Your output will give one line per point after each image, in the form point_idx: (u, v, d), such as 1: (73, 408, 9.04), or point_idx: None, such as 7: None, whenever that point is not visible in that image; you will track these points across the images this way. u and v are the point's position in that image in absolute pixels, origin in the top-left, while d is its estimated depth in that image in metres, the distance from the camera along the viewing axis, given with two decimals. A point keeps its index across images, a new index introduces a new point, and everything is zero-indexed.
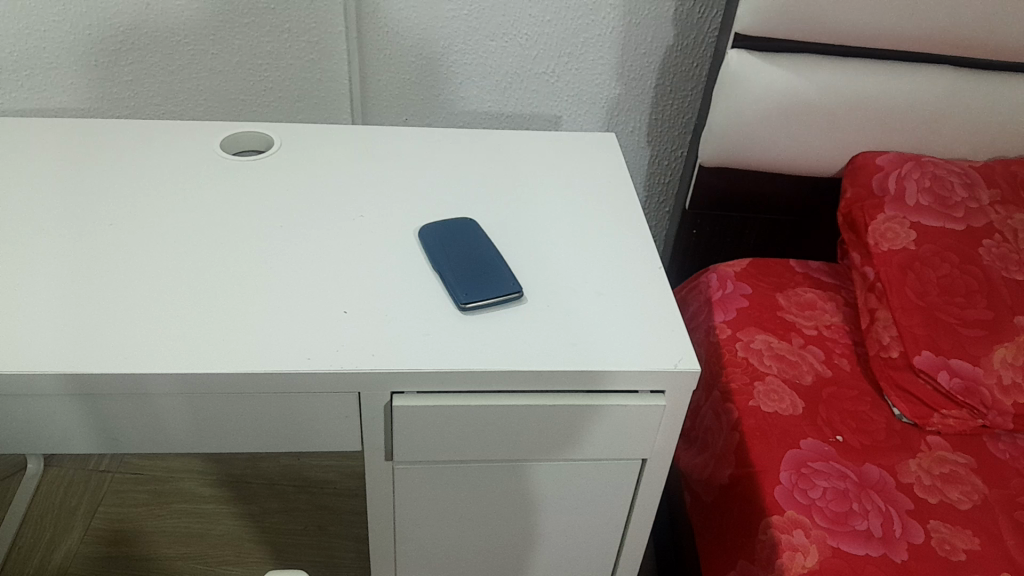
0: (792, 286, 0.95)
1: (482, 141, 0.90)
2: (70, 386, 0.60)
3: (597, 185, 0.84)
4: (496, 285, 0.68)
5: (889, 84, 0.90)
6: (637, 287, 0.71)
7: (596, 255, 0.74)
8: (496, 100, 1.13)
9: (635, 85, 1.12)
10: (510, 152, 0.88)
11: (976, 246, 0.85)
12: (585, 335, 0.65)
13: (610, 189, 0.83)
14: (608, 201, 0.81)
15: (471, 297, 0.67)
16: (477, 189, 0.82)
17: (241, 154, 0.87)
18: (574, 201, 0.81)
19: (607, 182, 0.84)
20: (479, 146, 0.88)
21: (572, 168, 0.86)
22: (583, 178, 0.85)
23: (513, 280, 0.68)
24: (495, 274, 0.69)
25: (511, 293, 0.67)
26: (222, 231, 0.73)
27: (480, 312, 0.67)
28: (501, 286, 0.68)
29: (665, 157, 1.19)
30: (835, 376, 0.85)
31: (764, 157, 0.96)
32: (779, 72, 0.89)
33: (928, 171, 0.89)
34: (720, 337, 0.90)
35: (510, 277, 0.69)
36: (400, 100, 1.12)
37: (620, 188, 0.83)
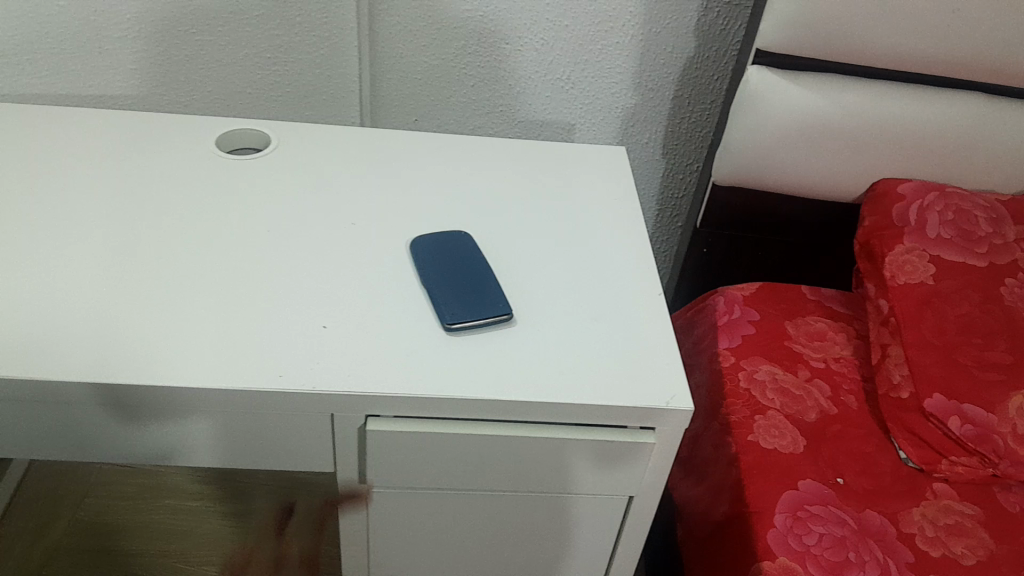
0: (803, 314, 0.92)
1: (487, 149, 0.87)
2: (103, 399, 0.58)
3: (605, 204, 0.80)
4: (484, 307, 0.65)
5: (916, 108, 0.86)
6: (638, 313, 0.67)
7: (597, 277, 0.71)
8: (508, 105, 1.11)
9: (651, 95, 1.08)
10: (513, 163, 0.85)
11: (998, 285, 0.81)
12: (578, 363, 0.62)
13: (613, 208, 0.80)
14: (611, 220, 0.78)
15: (456, 318, 0.64)
16: (476, 201, 0.79)
17: (238, 150, 0.85)
18: (579, 218, 0.78)
19: (613, 201, 0.81)
20: (481, 156, 0.85)
21: (578, 183, 0.83)
22: (591, 195, 0.82)
23: (503, 301, 0.66)
24: (486, 293, 0.66)
25: (499, 315, 0.64)
26: (214, 233, 0.71)
27: (466, 333, 0.64)
28: (488, 307, 0.65)
29: (680, 170, 1.15)
30: (841, 414, 0.81)
31: (780, 180, 0.92)
32: (800, 92, 0.86)
33: (951, 203, 0.85)
34: (724, 365, 0.86)
35: (500, 297, 0.66)
36: (410, 100, 1.10)
37: (627, 209, 0.80)
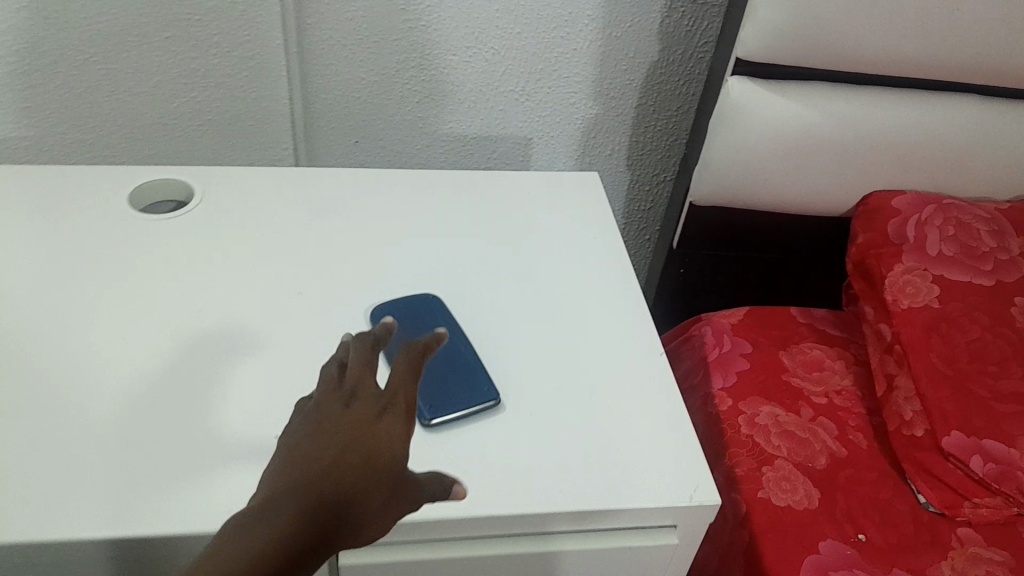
0: (796, 342, 0.85)
1: (445, 182, 0.76)
2: None
3: (584, 242, 0.71)
4: (467, 393, 0.55)
5: (911, 115, 0.79)
6: (639, 383, 0.59)
7: (587, 338, 0.62)
8: (459, 121, 1.01)
9: (614, 104, 1.00)
10: (479, 198, 0.75)
11: (1008, 304, 0.75)
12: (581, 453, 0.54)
13: (596, 246, 0.71)
14: (593, 262, 0.70)
15: (435, 411, 0.54)
16: (440, 251, 0.69)
17: (156, 204, 0.73)
18: (559, 262, 0.69)
19: (594, 237, 0.72)
20: (440, 191, 0.75)
21: (552, 217, 0.74)
22: (567, 231, 0.72)
23: (488, 385, 0.56)
24: (467, 376, 0.56)
25: (485, 402, 0.55)
26: (134, 319, 0.60)
27: (446, 428, 0.54)
28: (471, 394, 0.55)
29: (647, 181, 1.07)
30: (852, 455, 0.75)
31: (764, 197, 0.85)
32: (787, 103, 0.78)
33: (951, 216, 0.79)
34: (721, 409, 0.79)
35: (483, 380, 0.56)
36: (350, 121, 0.99)
37: (612, 247, 0.72)
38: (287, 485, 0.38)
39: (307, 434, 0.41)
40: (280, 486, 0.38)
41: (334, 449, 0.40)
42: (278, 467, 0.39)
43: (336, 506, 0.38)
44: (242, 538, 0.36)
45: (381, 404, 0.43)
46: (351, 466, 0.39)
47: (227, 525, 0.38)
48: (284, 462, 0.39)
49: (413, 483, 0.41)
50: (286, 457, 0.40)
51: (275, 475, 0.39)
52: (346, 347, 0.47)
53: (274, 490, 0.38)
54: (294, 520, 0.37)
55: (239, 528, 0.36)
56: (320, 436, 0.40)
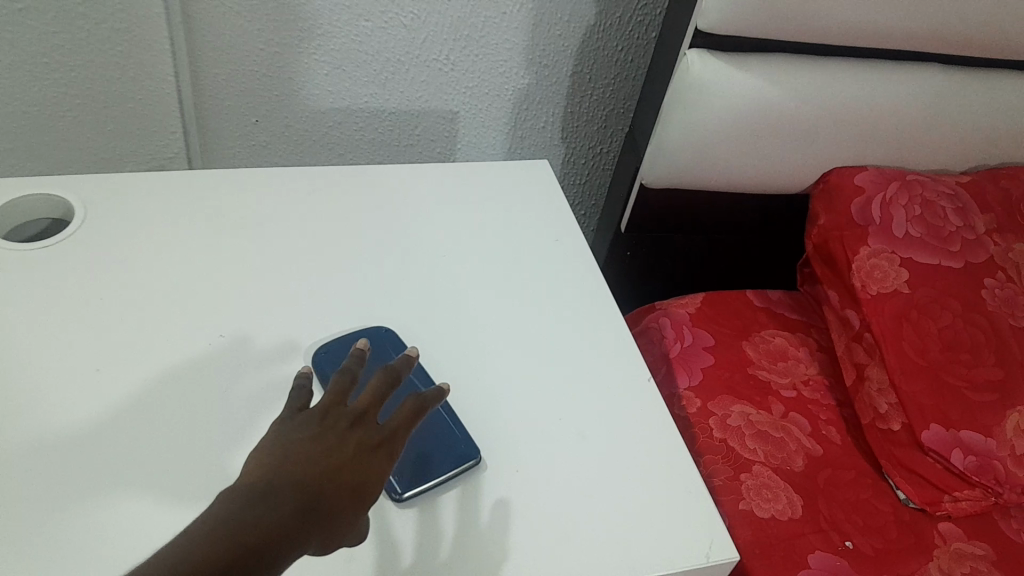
0: (757, 330, 0.81)
1: (375, 198, 0.68)
2: None
3: (536, 262, 0.65)
4: (441, 456, 0.49)
5: (873, 88, 0.74)
6: (619, 424, 0.54)
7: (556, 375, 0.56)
8: (375, 96, 0.89)
9: (547, 73, 0.91)
10: (414, 215, 0.68)
11: (978, 288, 0.73)
12: (570, 515, 0.48)
13: (550, 267, 0.65)
14: (550, 286, 0.64)
15: (406, 482, 0.47)
16: (380, 281, 0.61)
17: (29, 225, 0.61)
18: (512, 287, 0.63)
19: (543, 252, 0.66)
20: (371, 209, 0.67)
21: (496, 232, 0.67)
22: (515, 250, 0.66)
23: (463, 443, 0.50)
24: (438, 435, 0.50)
25: (462, 464, 0.48)
26: (14, 390, 0.50)
27: (421, 499, 0.47)
28: (446, 457, 0.49)
29: (583, 155, 0.99)
30: (827, 454, 0.72)
31: (720, 178, 0.79)
32: (749, 78, 0.72)
33: (916, 194, 0.76)
34: (689, 411, 0.73)
35: (457, 437, 0.50)
36: (248, 99, 0.86)
37: (569, 264, 0.66)
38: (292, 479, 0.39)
39: (308, 438, 0.42)
40: (280, 476, 0.39)
41: (336, 458, 0.41)
42: (277, 459, 0.40)
43: (330, 511, 0.39)
44: (246, 516, 0.36)
45: (379, 436, 0.44)
46: (346, 480, 0.41)
47: (222, 496, 0.38)
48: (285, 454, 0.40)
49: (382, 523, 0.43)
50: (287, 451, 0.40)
51: (273, 465, 0.40)
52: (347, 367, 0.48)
53: (273, 476, 0.39)
54: (293, 513, 0.38)
55: (242, 506, 0.37)
56: (321, 443, 0.41)
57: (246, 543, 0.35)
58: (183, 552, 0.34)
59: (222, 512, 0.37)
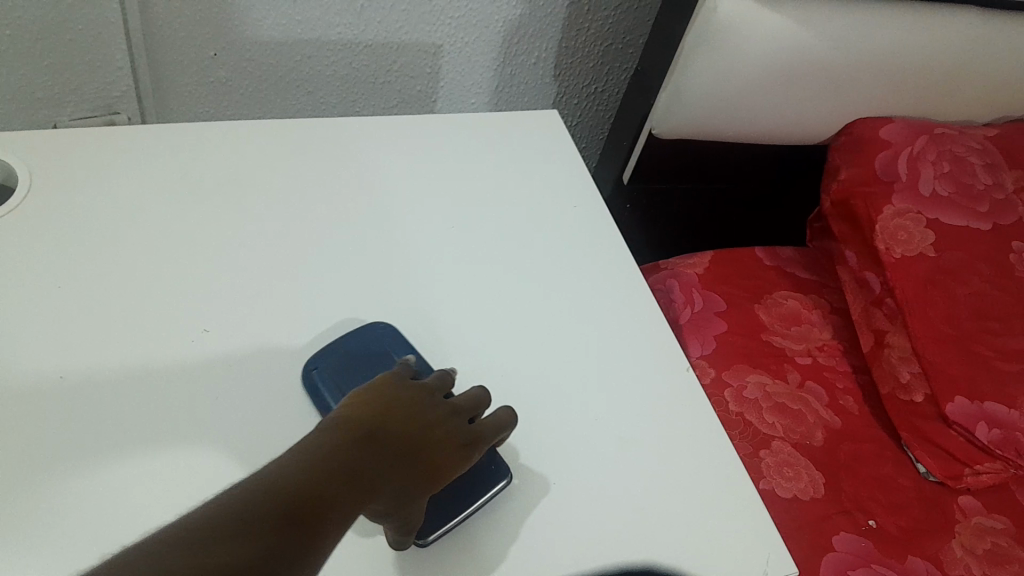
0: (768, 291, 0.77)
1: (368, 154, 0.61)
2: None
3: (551, 228, 0.59)
4: (464, 486, 0.43)
5: (910, 34, 0.68)
6: (655, 425, 0.49)
7: (582, 367, 0.51)
8: (350, 27, 0.77)
9: (543, 3, 0.80)
10: (413, 174, 0.60)
11: (1006, 251, 0.69)
12: (614, 535, 0.44)
13: (569, 234, 0.59)
14: (571, 255, 0.58)
15: (427, 523, 0.42)
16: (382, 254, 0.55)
17: None
18: (527, 259, 0.57)
19: (561, 218, 0.60)
20: (365, 167, 0.60)
21: (504, 193, 0.61)
22: (528, 214, 0.60)
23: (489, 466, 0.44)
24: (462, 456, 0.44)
25: (489, 492, 0.43)
26: None
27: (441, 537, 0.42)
28: (472, 486, 0.43)
29: (575, 93, 0.91)
30: (845, 425, 0.69)
31: (737, 129, 0.73)
32: (781, 21, 0.64)
33: (945, 149, 0.71)
34: (705, 383, 0.69)
35: (480, 460, 0.44)
36: (200, 30, 0.73)
37: (588, 232, 0.60)
38: (392, 431, 0.37)
39: (399, 396, 0.40)
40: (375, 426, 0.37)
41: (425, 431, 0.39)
42: (373, 405, 0.38)
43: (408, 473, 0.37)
44: (348, 454, 0.35)
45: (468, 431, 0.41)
46: (428, 451, 0.39)
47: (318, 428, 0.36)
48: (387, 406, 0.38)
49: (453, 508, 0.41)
50: (394, 403, 0.39)
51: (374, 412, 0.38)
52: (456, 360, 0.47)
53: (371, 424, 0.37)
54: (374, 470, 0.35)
55: (346, 440, 0.35)
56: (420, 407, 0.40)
57: (341, 479, 0.33)
58: (285, 469, 0.33)
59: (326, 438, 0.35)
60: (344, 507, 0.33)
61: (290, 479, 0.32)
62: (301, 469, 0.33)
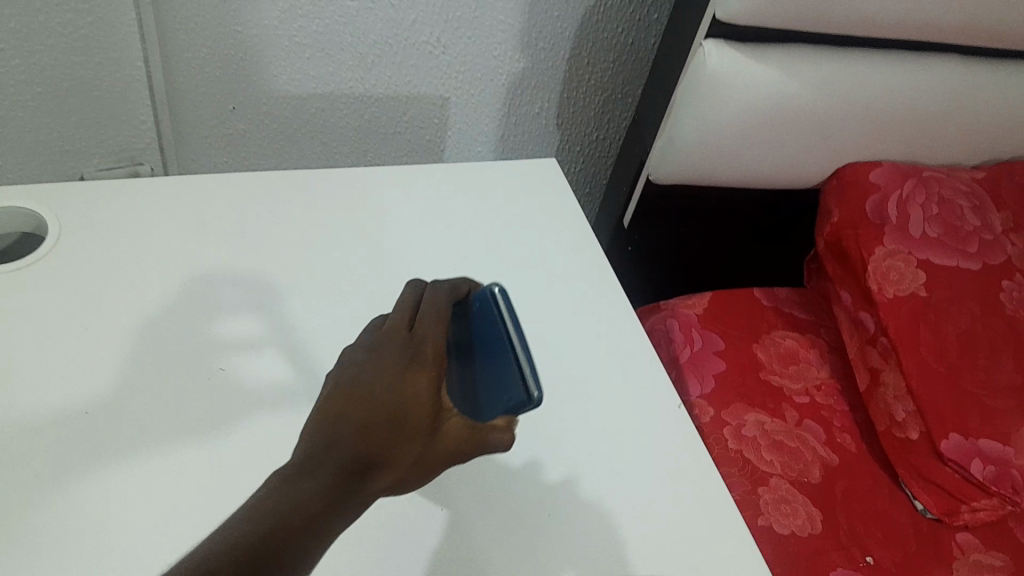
0: (766, 331, 0.79)
1: (376, 201, 0.64)
2: None
3: (549, 269, 0.62)
4: (497, 356, 0.43)
5: (895, 82, 0.71)
6: (647, 459, 0.51)
7: (577, 403, 0.53)
8: (361, 82, 0.81)
9: (545, 57, 0.84)
10: (418, 219, 0.63)
11: (996, 289, 0.71)
12: (606, 565, 0.46)
13: (567, 275, 0.62)
14: (568, 295, 0.60)
15: (514, 382, 0.42)
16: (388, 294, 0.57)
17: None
18: (525, 298, 0.59)
19: (560, 259, 0.63)
20: (373, 213, 0.63)
21: (505, 236, 0.64)
22: (529, 256, 0.63)
23: (494, 338, 0.44)
24: (476, 351, 0.44)
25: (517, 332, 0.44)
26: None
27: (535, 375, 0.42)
28: (505, 353, 0.43)
29: (578, 141, 0.95)
30: (842, 462, 0.70)
31: (731, 175, 0.76)
32: (768, 70, 0.67)
33: (933, 191, 0.74)
34: (704, 422, 0.71)
35: (495, 331, 0.45)
36: (219, 85, 0.77)
37: (586, 273, 0.62)
38: (375, 407, 0.36)
39: (384, 360, 0.39)
40: (370, 397, 0.37)
41: (422, 380, 0.39)
42: (359, 378, 0.38)
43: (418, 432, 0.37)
44: (330, 454, 0.34)
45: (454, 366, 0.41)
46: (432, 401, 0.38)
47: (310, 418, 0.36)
48: (370, 370, 0.38)
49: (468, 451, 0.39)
50: (371, 376, 0.38)
51: (361, 384, 0.38)
52: (421, 298, 0.46)
53: (365, 397, 0.37)
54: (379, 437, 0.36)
55: (326, 437, 0.35)
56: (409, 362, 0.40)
57: (328, 483, 0.33)
58: (286, 475, 0.33)
59: (309, 442, 0.35)
60: (343, 497, 0.33)
61: (276, 494, 0.32)
62: (284, 490, 0.32)
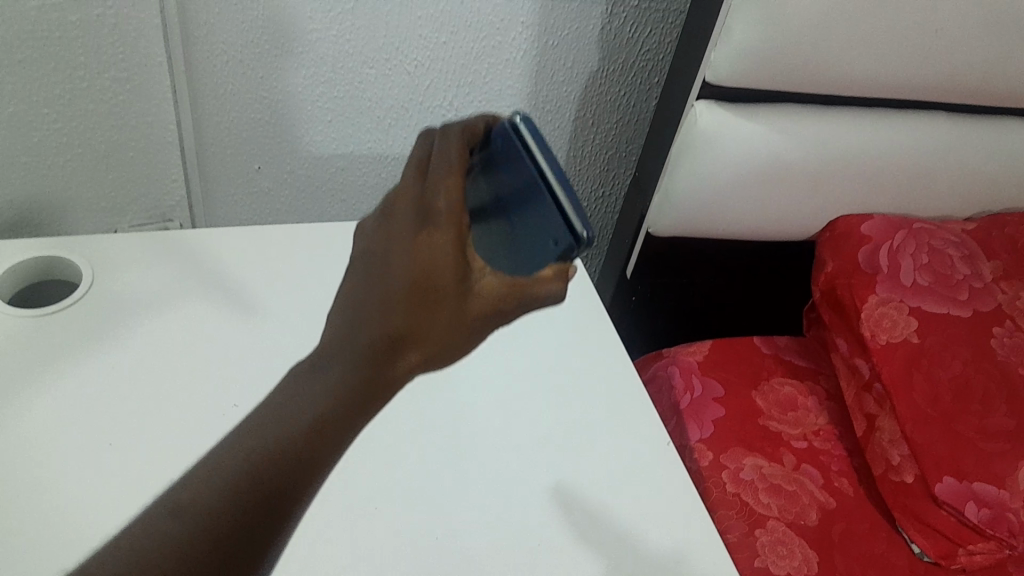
0: (766, 378, 0.81)
1: None
2: None
3: None
4: (534, 205, 0.43)
5: (879, 140, 0.75)
6: None
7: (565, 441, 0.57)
8: (377, 142, 0.86)
9: (551, 117, 0.89)
10: None
11: (988, 336, 0.73)
12: None
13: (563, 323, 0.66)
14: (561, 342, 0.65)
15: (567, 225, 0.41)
16: None
17: (57, 286, 0.62)
18: None
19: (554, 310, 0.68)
20: None
21: None
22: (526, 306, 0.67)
23: (528, 187, 0.44)
24: (515, 200, 0.43)
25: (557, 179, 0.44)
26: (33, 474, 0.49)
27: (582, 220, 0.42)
28: (542, 198, 0.43)
29: (584, 197, 0.99)
30: (840, 505, 0.72)
31: (726, 228, 0.80)
32: (757, 128, 0.71)
33: (924, 241, 0.76)
34: (702, 465, 0.73)
35: (533, 179, 0.44)
36: (246, 146, 0.83)
37: None
38: (387, 295, 0.36)
39: (392, 238, 0.37)
40: (377, 292, 0.36)
41: (429, 258, 0.36)
42: (370, 270, 0.37)
43: (434, 311, 0.36)
44: (346, 353, 0.35)
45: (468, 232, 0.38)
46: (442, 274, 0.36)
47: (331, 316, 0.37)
48: (381, 254, 0.37)
49: (511, 305, 0.38)
50: (388, 245, 0.37)
51: (376, 270, 0.37)
52: (436, 143, 0.42)
53: (373, 293, 0.36)
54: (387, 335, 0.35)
55: (343, 335, 0.36)
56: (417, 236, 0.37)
57: (343, 378, 0.35)
58: (300, 394, 0.35)
59: (336, 326, 0.36)
60: (352, 410, 0.35)
61: (290, 414, 0.35)
62: (301, 392, 0.35)
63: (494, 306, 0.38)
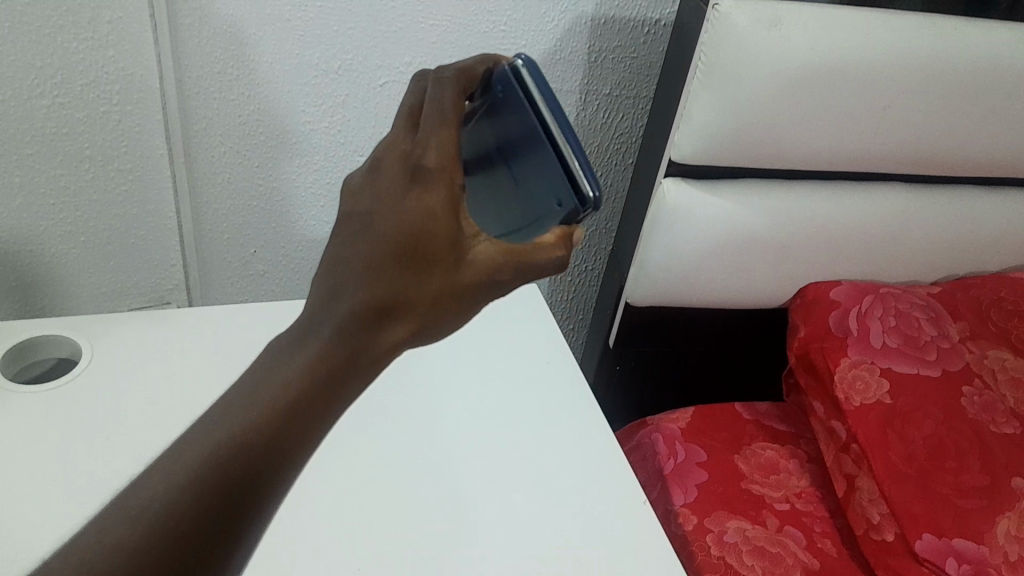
0: (747, 443, 0.82)
1: None
2: None
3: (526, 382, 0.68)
4: (536, 153, 0.40)
5: (841, 210, 0.79)
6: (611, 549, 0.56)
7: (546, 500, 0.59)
8: None
9: None
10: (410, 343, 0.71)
11: (958, 395, 0.75)
12: None
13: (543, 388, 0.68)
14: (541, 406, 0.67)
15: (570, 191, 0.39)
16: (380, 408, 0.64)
17: (58, 362, 0.64)
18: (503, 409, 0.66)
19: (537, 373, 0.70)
20: None
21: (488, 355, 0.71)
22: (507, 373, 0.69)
23: (528, 134, 0.40)
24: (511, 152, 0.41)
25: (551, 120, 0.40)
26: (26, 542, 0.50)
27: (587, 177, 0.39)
28: (544, 147, 0.40)
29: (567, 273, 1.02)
30: (824, 566, 0.72)
31: (701, 297, 0.83)
32: (724, 201, 0.75)
33: (890, 305, 0.80)
34: (686, 529, 0.74)
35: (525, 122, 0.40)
36: (240, 233, 0.86)
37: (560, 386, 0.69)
38: (374, 256, 0.33)
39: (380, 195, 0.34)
40: (363, 254, 0.33)
41: (421, 222, 0.33)
42: (356, 229, 0.34)
43: (422, 277, 0.34)
44: (324, 327, 0.33)
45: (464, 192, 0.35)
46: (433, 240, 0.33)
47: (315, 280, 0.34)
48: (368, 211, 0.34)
49: (511, 272, 0.36)
50: (376, 201, 0.34)
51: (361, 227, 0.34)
52: (427, 89, 0.37)
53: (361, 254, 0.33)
54: (370, 306, 0.33)
55: (324, 306, 0.34)
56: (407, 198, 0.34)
57: (321, 355, 0.33)
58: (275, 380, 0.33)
59: (322, 292, 0.34)
60: (324, 396, 0.33)
61: (263, 398, 0.33)
62: (280, 368, 0.34)
63: (489, 272, 0.35)
